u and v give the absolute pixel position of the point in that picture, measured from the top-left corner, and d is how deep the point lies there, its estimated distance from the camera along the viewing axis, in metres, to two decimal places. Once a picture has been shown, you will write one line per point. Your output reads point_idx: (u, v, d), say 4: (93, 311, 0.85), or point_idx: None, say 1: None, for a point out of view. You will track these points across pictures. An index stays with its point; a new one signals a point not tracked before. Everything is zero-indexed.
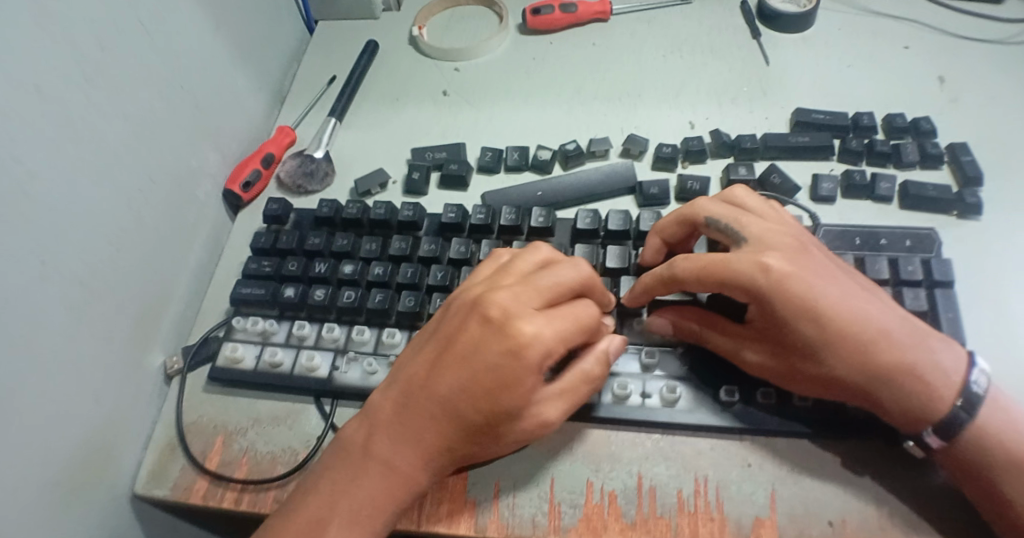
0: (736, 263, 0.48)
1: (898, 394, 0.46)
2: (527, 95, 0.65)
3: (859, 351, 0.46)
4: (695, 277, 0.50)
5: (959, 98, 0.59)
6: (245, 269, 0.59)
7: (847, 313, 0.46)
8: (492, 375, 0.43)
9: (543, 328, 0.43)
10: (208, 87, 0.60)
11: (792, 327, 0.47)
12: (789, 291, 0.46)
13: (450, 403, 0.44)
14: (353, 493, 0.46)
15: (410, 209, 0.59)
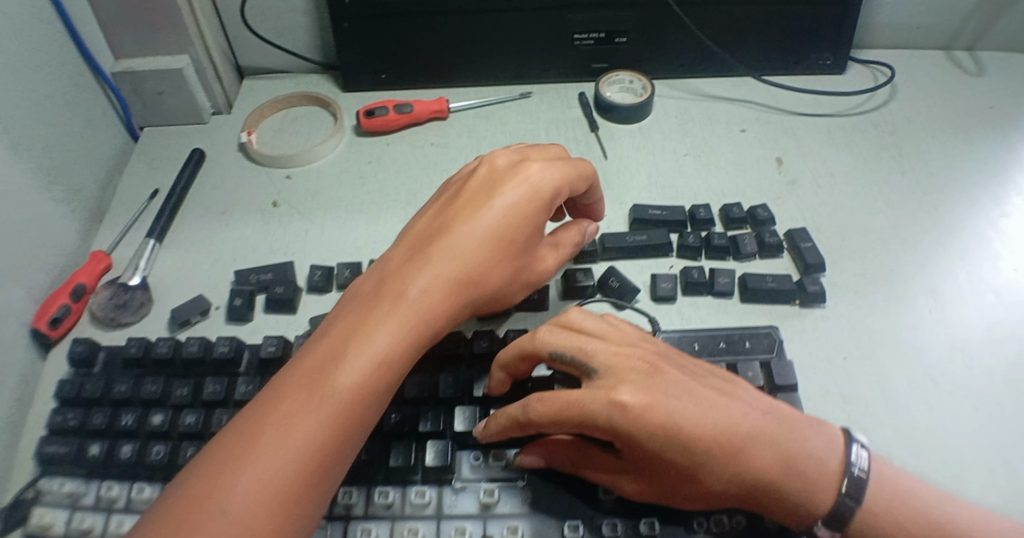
0: (586, 401, 0.41)
1: (781, 497, 0.40)
2: (363, 200, 0.61)
3: (735, 469, 0.39)
4: (552, 420, 0.42)
5: (797, 179, 0.65)
6: (49, 424, 0.53)
7: (713, 432, 0.39)
8: (415, 286, 0.45)
9: (460, 239, 0.46)
10: (7, 221, 0.55)
11: (662, 459, 0.40)
12: (650, 424, 0.39)
13: (374, 326, 0.43)
14: (250, 449, 0.37)
15: (227, 344, 0.52)
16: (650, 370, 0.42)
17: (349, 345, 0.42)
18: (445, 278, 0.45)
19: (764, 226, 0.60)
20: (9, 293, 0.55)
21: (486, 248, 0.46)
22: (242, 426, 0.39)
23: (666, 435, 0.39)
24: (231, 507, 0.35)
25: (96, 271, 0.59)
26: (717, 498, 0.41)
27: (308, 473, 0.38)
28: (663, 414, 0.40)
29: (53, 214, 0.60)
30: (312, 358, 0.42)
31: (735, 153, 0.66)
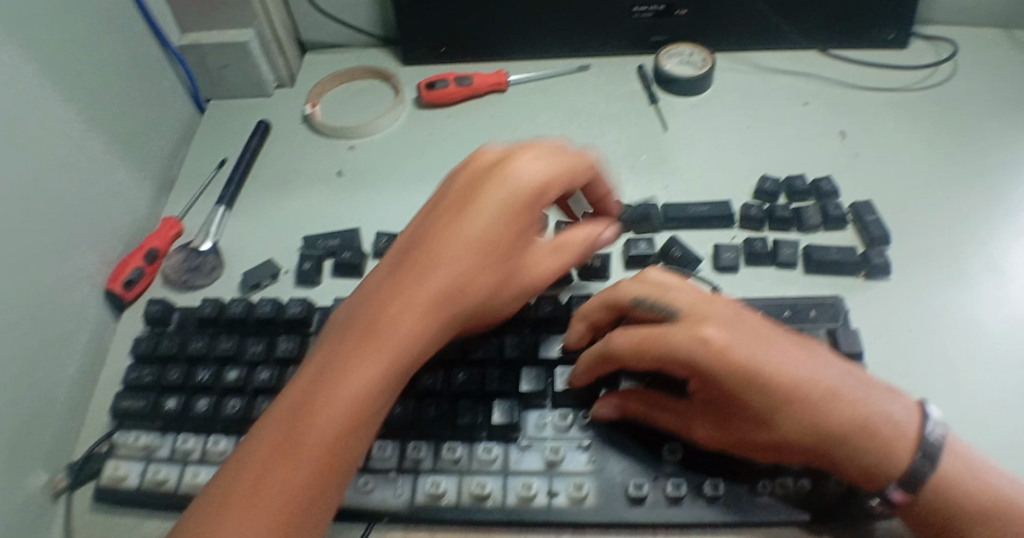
0: (668, 337, 0.42)
1: (853, 453, 0.41)
2: (423, 171, 0.62)
3: (811, 416, 0.40)
4: (632, 352, 0.44)
5: (858, 153, 0.64)
6: (125, 380, 0.55)
7: (790, 377, 0.41)
8: (501, 238, 0.45)
9: (503, 198, 0.46)
10: (83, 189, 0.58)
11: (739, 400, 0.41)
12: (729, 362, 0.41)
13: (450, 269, 0.45)
14: (343, 375, 0.42)
15: (298, 305, 0.54)
16: (733, 316, 0.43)
17: (438, 281, 0.44)
18: (482, 240, 0.45)
19: (829, 199, 0.59)
20: (86, 258, 0.59)
21: (535, 195, 0.46)
22: (363, 345, 0.43)
23: (743, 377, 0.41)
24: (332, 412, 0.41)
25: (168, 237, 0.61)
26: (789, 451, 0.42)
27: (352, 423, 0.41)
28: (744, 354, 0.41)
29: (127, 182, 0.63)
30: (411, 284, 0.45)
31: (797, 128, 0.65)
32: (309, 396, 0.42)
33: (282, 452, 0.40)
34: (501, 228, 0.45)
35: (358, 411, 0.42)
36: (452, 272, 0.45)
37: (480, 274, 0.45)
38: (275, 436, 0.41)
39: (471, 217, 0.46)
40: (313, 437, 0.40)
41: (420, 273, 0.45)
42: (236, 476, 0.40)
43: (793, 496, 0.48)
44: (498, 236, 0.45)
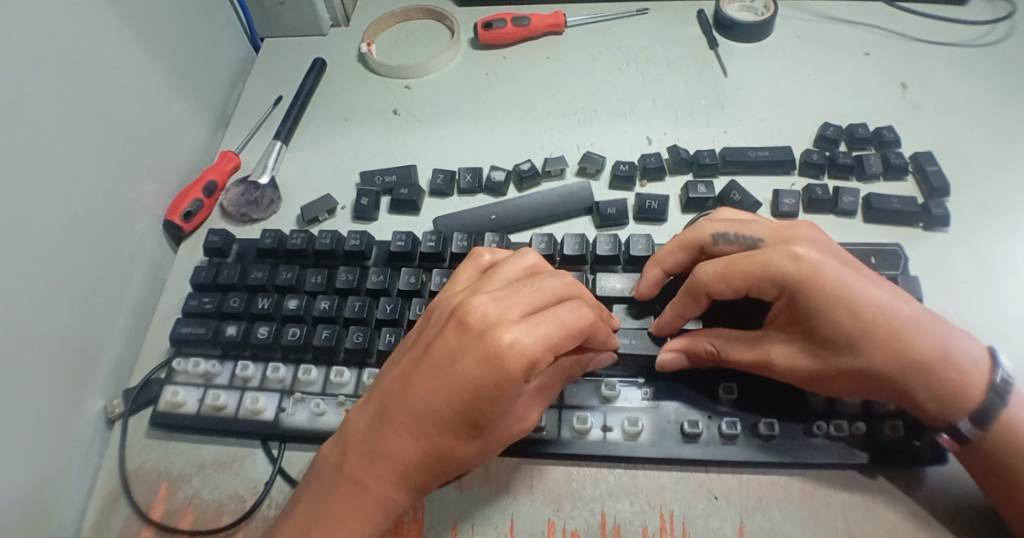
0: (763, 256, 0.44)
1: (931, 381, 0.43)
2: (481, 112, 0.63)
3: (896, 339, 0.42)
4: (719, 279, 0.46)
5: (920, 105, 0.63)
6: (184, 307, 0.55)
7: (881, 303, 0.43)
8: (516, 383, 0.38)
9: (524, 336, 0.38)
10: (144, 117, 0.59)
11: (829, 322, 0.43)
12: (823, 280, 0.42)
13: (464, 383, 0.38)
14: (371, 448, 0.42)
15: (358, 237, 0.55)
16: (821, 244, 0.45)
17: (455, 387, 0.39)
18: (495, 359, 0.37)
19: (890, 149, 0.58)
20: (147, 186, 0.60)
21: (545, 363, 0.39)
22: (391, 430, 0.41)
23: (837, 296, 0.42)
24: (367, 499, 0.42)
25: (226, 170, 0.63)
26: (869, 380, 0.44)
27: (386, 487, 0.42)
28: (838, 276, 0.43)
29: (185, 115, 0.64)
30: (431, 384, 0.40)
31: (854, 79, 0.65)
32: (348, 459, 0.42)
33: (339, 498, 0.42)
34: (499, 385, 0.38)
35: (393, 472, 0.41)
36: (462, 402, 0.39)
37: (491, 408, 0.39)
38: (322, 491, 0.43)
39: (496, 340, 0.38)
40: (358, 505, 0.42)
41: (443, 369, 0.39)
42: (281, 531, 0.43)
43: (847, 439, 0.47)
44: (518, 373, 0.37)
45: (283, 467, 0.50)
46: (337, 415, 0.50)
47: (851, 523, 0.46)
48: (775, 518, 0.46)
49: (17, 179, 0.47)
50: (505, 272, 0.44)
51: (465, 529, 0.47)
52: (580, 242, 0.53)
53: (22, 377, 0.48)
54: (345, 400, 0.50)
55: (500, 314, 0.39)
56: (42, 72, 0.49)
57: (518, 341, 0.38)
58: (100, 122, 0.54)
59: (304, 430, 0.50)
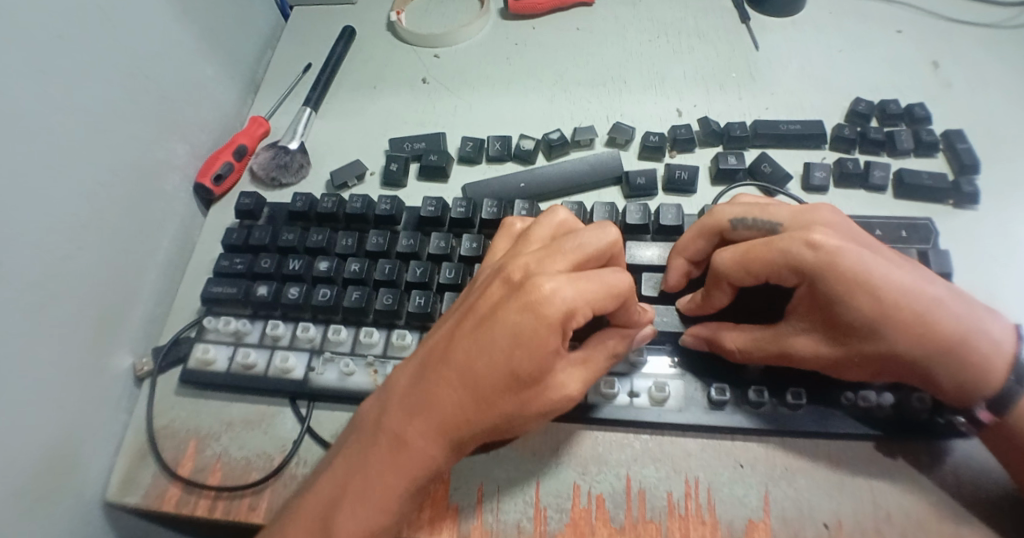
0: (780, 241, 0.43)
1: (954, 365, 0.42)
2: (510, 83, 0.64)
3: (920, 328, 0.42)
4: (737, 266, 0.44)
5: (954, 82, 0.63)
6: (216, 267, 0.55)
7: (904, 290, 0.42)
8: (557, 331, 0.39)
9: (565, 287, 0.39)
10: (177, 79, 0.60)
11: (852, 313, 0.42)
12: (843, 267, 0.41)
13: (503, 334, 0.39)
14: (411, 403, 0.42)
15: (388, 201, 0.55)
16: (842, 228, 0.44)
17: (498, 336, 0.39)
18: (536, 308, 0.38)
19: (921, 126, 0.58)
20: (179, 147, 0.60)
21: (584, 314, 0.39)
22: (432, 384, 0.41)
23: (858, 283, 0.41)
24: (405, 456, 0.42)
25: (256, 134, 0.63)
26: (892, 369, 0.44)
27: (424, 444, 0.41)
28: (858, 262, 0.41)
29: (216, 79, 0.65)
30: (473, 338, 0.40)
31: (882, 57, 0.65)
32: (387, 414, 0.43)
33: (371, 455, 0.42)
34: (541, 331, 0.38)
35: (434, 431, 0.41)
36: (504, 352, 0.39)
37: (532, 358, 0.39)
38: (358, 446, 0.43)
39: (538, 286, 0.39)
40: (391, 458, 0.42)
41: (485, 321, 0.40)
42: (317, 489, 0.43)
43: (878, 411, 0.46)
44: (558, 321, 0.38)
45: (311, 426, 0.51)
46: (365, 375, 0.51)
47: (878, 494, 0.45)
48: (801, 487, 0.46)
49: (50, 126, 0.48)
50: (541, 231, 0.44)
51: (491, 490, 0.48)
52: (609, 209, 0.53)
53: (55, 328, 0.49)
54: (374, 360, 0.51)
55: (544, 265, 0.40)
56: (76, 21, 0.49)
57: (560, 289, 0.39)
58: (134, 80, 0.55)
59: (333, 389, 0.51)
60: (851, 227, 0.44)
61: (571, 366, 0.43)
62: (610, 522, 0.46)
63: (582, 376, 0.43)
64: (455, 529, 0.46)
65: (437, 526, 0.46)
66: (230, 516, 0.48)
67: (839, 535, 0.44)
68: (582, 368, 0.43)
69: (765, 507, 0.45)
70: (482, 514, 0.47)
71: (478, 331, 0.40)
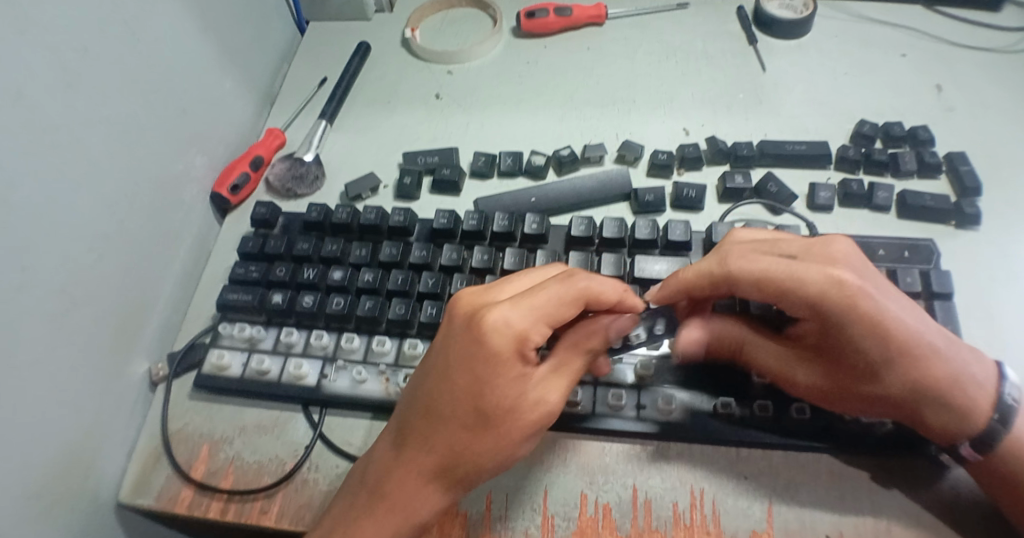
0: (804, 271, 0.42)
1: (941, 407, 0.43)
2: (521, 99, 0.65)
3: (916, 369, 0.43)
4: (754, 279, 0.44)
5: (957, 105, 0.64)
6: (232, 275, 0.57)
7: (910, 332, 0.42)
8: (511, 355, 0.41)
9: (508, 313, 0.41)
10: (197, 90, 0.61)
11: (853, 343, 0.43)
12: (859, 307, 0.41)
13: (462, 370, 0.42)
14: (399, 453, 0.44)
15: (401, 213, 0.57)
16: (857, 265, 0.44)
17: (459, 373, 0.42)
18: (483, 339, 0.41)
19: (923, 148, 0.60)
20: (197, 157, 0.62)
21: (535, 333, 0.41)
22: (414, 433, 0.44)
23: (868, 323, 0.41)
24: (398, 504, 0.44)
25: (272, 146, 0.65)
26: (881, 400, 0.44)
27: (418, 487, 0.44)
28: (874, 304, 0.41)
29: (235, 91, 0.66)
30: (437, 380, 0.43)
31: (885, 80, 0.66)
32: (379, 469, 0.45)
33: (366, 511, 0.44)
34: (494, 359, 0.41)
35: (425, 472, 0.44)
36: (466, 390, 0.42)
37: (494, 384, 0.41)
38: (354, 497, 0.45)
39: (484, 318, 0.41)
40: (388, 513, 0.43)
41: (445, 363, 0.43)
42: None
43: (876, 431, 0.47)
44: (507, 346, 0.41)
45: (323, 432, 0.52)
46: (377, 383, 0.52)
47: (880, 509, 0.46)
48: (804, 500, 0.47)
49: (76, 138, 0.49)
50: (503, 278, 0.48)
51: (499, 498, 0.48)
52: (619, 225, 0.54)
53: (75, 332, 0.50)
54: (386, 369, 0.52)
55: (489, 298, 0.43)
56: (102, 37, 0.51)
57: (505, 319, 0.41)
58: (157, 92, 0.56)
59: (345, 396, 0.52)
60: (865, 264, 0.44)
61: (547, 380, 0.43)
62: (617, 532, 0.47)
63: (556, 389, 0.43)
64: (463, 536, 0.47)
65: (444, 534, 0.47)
66: (242, 519, 0.49)
67: None
68: (556, 379, 0.44)
69: (768, 520, 0.46)
70: (490, 522, 0.48)
71: (443, 371, 0.43)
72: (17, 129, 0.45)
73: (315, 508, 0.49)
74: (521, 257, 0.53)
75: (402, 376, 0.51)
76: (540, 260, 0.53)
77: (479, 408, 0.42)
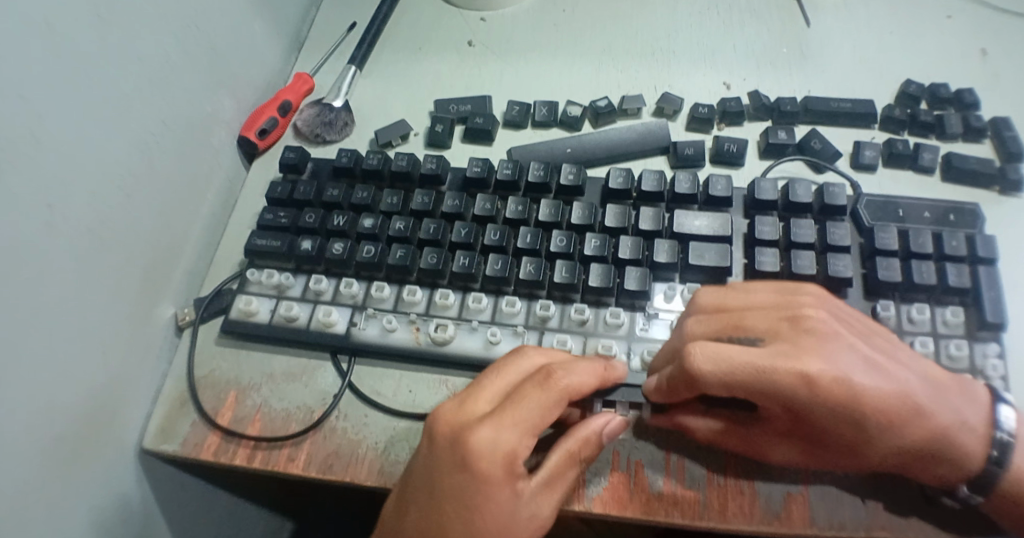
0: (771, 373, 0.40)
1: (931, 464, 0.43)
2: (557, 50, 0.63)
3: (899, 444, 0.42)
4: (719, 385, 0.42)
5: (1005, 69, 0.62)
6: (260, 220, 0.55)
7: (887, 411, 0.41)
8: (501, 480, 0.40)
9: (495, 433, 0.40)
10: (225, 30, 0.59)
11: (830, 428, 0.42)
12: (831, 399, 0.40)
13: (450, 494, 0.40)
14: None
15: (433, 161, 0.55)
16: (825, 333, 0.42)
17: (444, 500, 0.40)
18: (469, 464, 0.40)
19: (969, 111, 0.58)
20: (225, 100, 0.60)
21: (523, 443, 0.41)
22: None
23: (841, 409, 0.40)
24: None
25: (301, 91, 0.63)
26: (868, 467, 0.44)
27: None
28: (846, 391, 0.40)
29: (263, 34, 0.64)
30: (430, 510, 0.41)
31: (931, 42, 0.64)
32: None
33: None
34: (490, 483, 0.40)
35: None
36: (459, 520, 0.40)
37: (485, 505, 0.40)
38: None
39: (469, 442, 0.40)
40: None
41: (429, 489, 0.41)
42: None
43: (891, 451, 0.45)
44: (497, 468, 0.40)
45: (352, 381, 0.51)
46: (407, 332, 0.51)
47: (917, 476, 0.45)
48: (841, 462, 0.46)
49: (104, 72, 0.47)
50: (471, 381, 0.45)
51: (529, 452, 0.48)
52: (659, 177, 0.52)
53: (103, 274, 0.49)
54: (417, 318, 0.51)
55: (468, 412, 0.42)
56: None
57: (492, 437, 0.40)
58: (186, 29, 0.54)
59: (374, 345, 0.51)
60: (831, 328, 0.42)
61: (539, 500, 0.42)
62: (648, 489, 0.46)
63: (548, 505, 0.42)
64: None
65: None
66: (269, 466, 0.49)
67: (877, 510, 0.44)
68: (548, 496, 0.42)
69: (803, 481, 0.46)
70: None
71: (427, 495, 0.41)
72: (46, 57, 0.43)
73: (344, 457, 0.48)
74: (557, 209, 0.52)
75: (433, 325, 0.51)
76: (577, 212, 0.52)
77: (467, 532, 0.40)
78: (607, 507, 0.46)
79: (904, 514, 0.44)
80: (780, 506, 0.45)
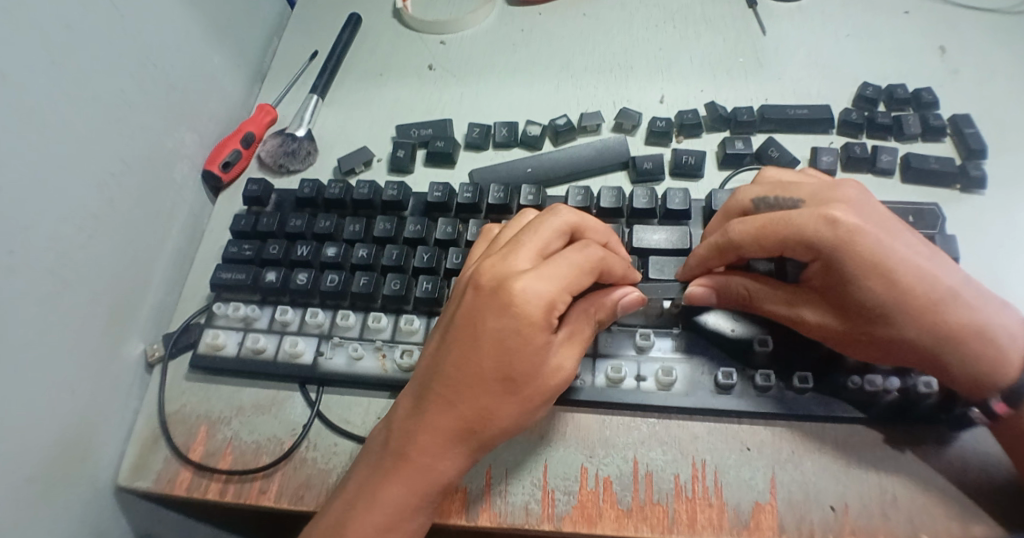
0: (798, 217, 0.42)
1: (964, 353, 0.42)
2: (516, 69, 0.64)
3: (929, 311, 0.41)
4: (751, 237, 0.44)
5: (961, 65, 0.63)
6: (224, 254, 0.56)
7: (915, 271, 0.41)
8: (541, 325, 0.40)
9: (537, 284, 0.40)
10: (185, 67, 0.60)
11: (862, 289, 0.41)
12: (859, 246, 0.41)
13: (490, 334, 0.40)
14: (396, 471, 0.43)
15: (395, 188, 0.56)
16: (865, 204, 0.43)
17: (483, 339, 0.40)
18: (512, 307, 0.39)
19: (927, 110, 0.58)
20: (188, 135, 0.60)
21: (564, 288, 0.40)
22: (428, 402, 0.42)
23: (871, 262, 0.41)
24: (405, 490, 0.42)
25: (263, 123, 0.64)
26: (898, 358, 0.43)
27: (429, 490, 0.43)
28: (874, 245, 0.41)
29: (224, 68, 0.65)
30: (465, 352, 0.41)
31: (887, 43, 0.64)
32: (406, 448, 0.43)
33: (387, 471, 0.43)
34: (523, 329, 0.39)
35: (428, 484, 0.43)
36: (495, 356, 0.40)
37: (523, 357, 0.40)
38: (366, 472, 0.44)
39: (513, 288, 0.40)
40: (410, 479, 0.42)
41: (468, 344, 0.41)
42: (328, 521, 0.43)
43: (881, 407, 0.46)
44: (539, 318, 0.39)
45: (321, 411, 0.51)
46: (374, 360, 0.51)
47: (885, 479, 0.45)
48: (808, 470, 0.46)
49: (62, 116, 0.48)
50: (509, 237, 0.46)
51: (499, 473, 0.48)
52: (616, 194, 0.53)
53: (67, 316, 0.49)
54: (383, 345, 0.51)
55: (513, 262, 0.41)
56: (84, 14, 0.50)
57: (535, 287, 0.40)
58: (143, 69, 0.55)
59: (342, 373, 0.51)
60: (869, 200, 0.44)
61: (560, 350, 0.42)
62: (618, 505, 0.46)
63: (570, 356, 0.43)
64: (464, 512, 0.47)
65: (445, 509, 0.47)
66: (241, 499, 0.49)
67: (846, 518, 0.44)
68: (568, 349, 0.43)
69: (771, 491, 0.45)
70: (490, 497, 0.47)
71: (466, 336, 0.41)
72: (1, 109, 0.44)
73: (314, 487, 0.48)
74: None
75: (398, 351, 0.51)
76: None
77: (501, 395, 0.41)
78: (577, 525, 0.46)
79: (873, 521, 0.44)
80: (749, 517, 0.45)
